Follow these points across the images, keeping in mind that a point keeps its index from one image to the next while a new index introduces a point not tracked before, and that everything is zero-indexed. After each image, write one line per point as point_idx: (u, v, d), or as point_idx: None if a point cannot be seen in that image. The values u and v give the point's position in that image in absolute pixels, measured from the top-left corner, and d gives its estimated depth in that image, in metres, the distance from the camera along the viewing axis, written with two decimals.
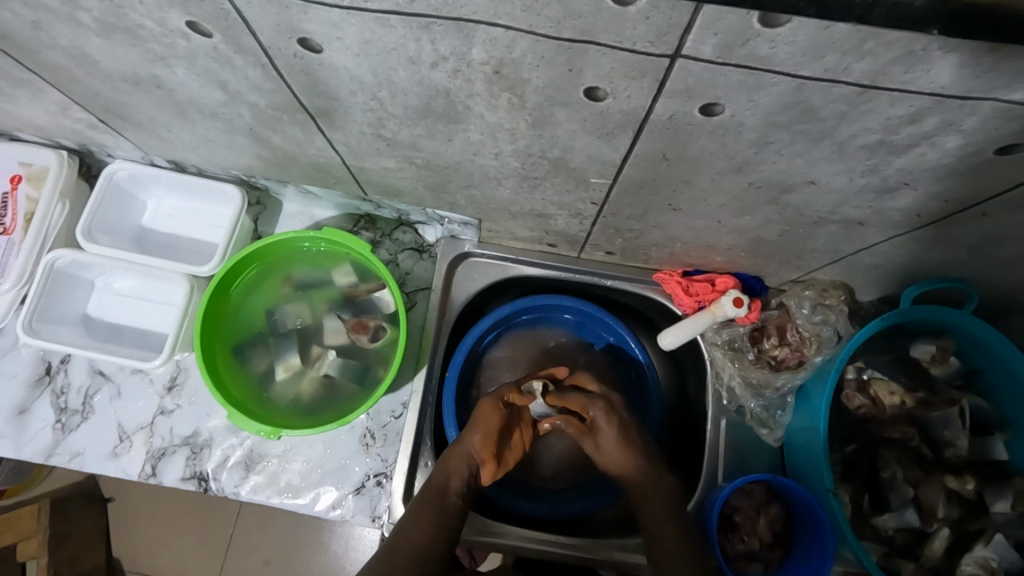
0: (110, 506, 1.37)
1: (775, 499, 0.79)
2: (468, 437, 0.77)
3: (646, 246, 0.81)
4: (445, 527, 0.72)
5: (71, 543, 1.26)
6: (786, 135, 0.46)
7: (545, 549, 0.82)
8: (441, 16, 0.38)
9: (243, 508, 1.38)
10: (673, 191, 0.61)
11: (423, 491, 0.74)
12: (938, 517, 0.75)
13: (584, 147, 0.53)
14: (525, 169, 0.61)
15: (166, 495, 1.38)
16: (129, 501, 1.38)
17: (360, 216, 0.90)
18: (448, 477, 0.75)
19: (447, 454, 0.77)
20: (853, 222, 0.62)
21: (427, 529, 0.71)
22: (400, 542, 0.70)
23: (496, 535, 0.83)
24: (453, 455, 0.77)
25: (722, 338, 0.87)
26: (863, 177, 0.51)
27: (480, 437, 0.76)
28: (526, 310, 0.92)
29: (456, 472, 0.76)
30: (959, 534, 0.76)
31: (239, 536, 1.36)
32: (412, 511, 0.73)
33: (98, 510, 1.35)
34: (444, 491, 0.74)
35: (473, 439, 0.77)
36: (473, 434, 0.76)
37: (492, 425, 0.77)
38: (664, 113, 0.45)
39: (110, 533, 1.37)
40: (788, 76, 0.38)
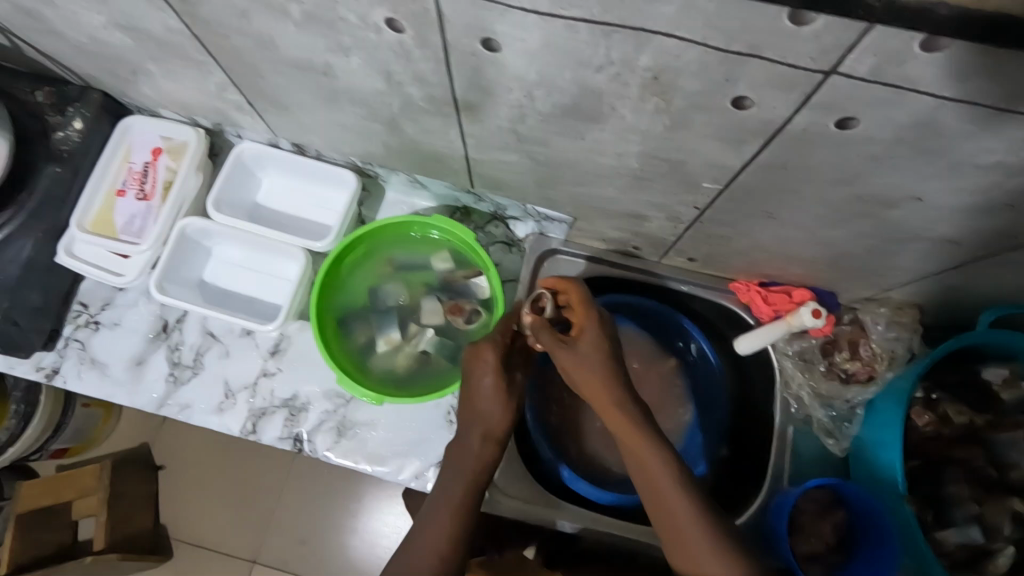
0: (161, 473, 1.43)
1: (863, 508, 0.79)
2: (489, 406, 0.75)
3: (729, 254, 0.86)
4: (472, 512, 0.71)
5: (124, 504, 1.29)
6: (908, 151, 0.51)
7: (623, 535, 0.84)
8: (627, 25, 0.44)
9: (286, 487, 1.43)
10: (777, 201, 0.66)
11: (458, 479, 0.72)
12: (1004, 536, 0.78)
13: (708, 152, 0.59)
14: (640, 170, 0.67)
15: (216, 467, 1.44)
16: (181, 467, 1.44)
17: (457, 208, 0.97)
18: (480, 461, 0.74)
19: (460, 432, 0.76)
20: (945, 241, 0.66)
21: (452, 533, 0.68)
22: (428, 525, 0.69)
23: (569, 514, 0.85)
24: (478, 434, 0.75)
25: (793, 348, 0.91)
26: (968, 197, 0.56)
27: (496, 405, 0.76)
28: (604, 309, 0.98)
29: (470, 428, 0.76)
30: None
31: (280, 513, 1.42)
32: (438, 493, 0.72)
33: (150, 475, 1.41)
34: (477, 476, 0.73)
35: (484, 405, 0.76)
36: (488, 407, 0.75)
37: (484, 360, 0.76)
38: (799, 125, 0.51)
39: (160, 497, 1.42)
40: (930, 95, 0.44)
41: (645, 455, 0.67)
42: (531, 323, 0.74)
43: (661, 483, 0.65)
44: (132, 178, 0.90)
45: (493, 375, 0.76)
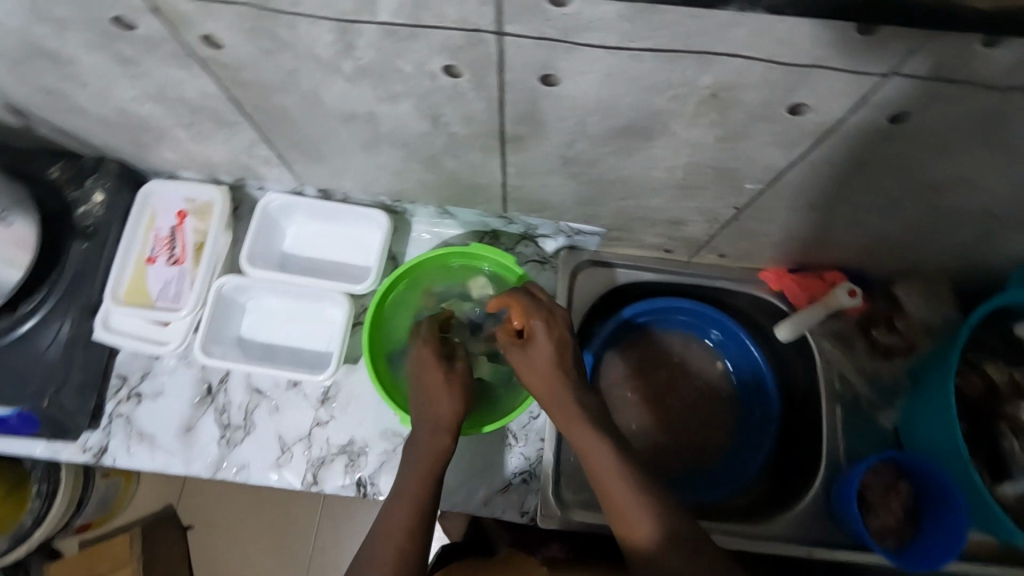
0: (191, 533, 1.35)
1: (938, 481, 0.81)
2: (439, 402, 0.74)
3: (763, 247, 0.88)
4: (427, 503, 0.66)
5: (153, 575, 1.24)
6: (959, 136, 0.53)
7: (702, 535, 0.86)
8: (695, 50, 0.46)
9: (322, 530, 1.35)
10: (820, 194, 0.68)
11: (415, 469, 0.69)
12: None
13: (758, 156, 0.61)
14: (685, 179, 0.68)
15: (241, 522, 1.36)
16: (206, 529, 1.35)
17: (485, 233, 0.98)
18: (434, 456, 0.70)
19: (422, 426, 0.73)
20: (981, 212, 0.69)
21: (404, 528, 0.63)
22: (384, 521, 0.64)
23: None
24: (429, 426, 0.73)
25: (830, 328, 0.94)
26: (1010, 171, 0.59)
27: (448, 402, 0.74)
28: (642, 314, 0.99)
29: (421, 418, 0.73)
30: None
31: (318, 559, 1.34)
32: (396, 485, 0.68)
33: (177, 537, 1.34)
34: (432, 468, 0.69)
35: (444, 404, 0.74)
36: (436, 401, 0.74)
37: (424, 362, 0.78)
38: (855, 123, 0.53)
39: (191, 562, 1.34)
40: (989, 86, 0.46)
41: (584, 433, 0.66)
42: (504, 341, 0.75)
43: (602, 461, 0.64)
44: (160, 244, 0.88)
45: (443, 381, 0.76)
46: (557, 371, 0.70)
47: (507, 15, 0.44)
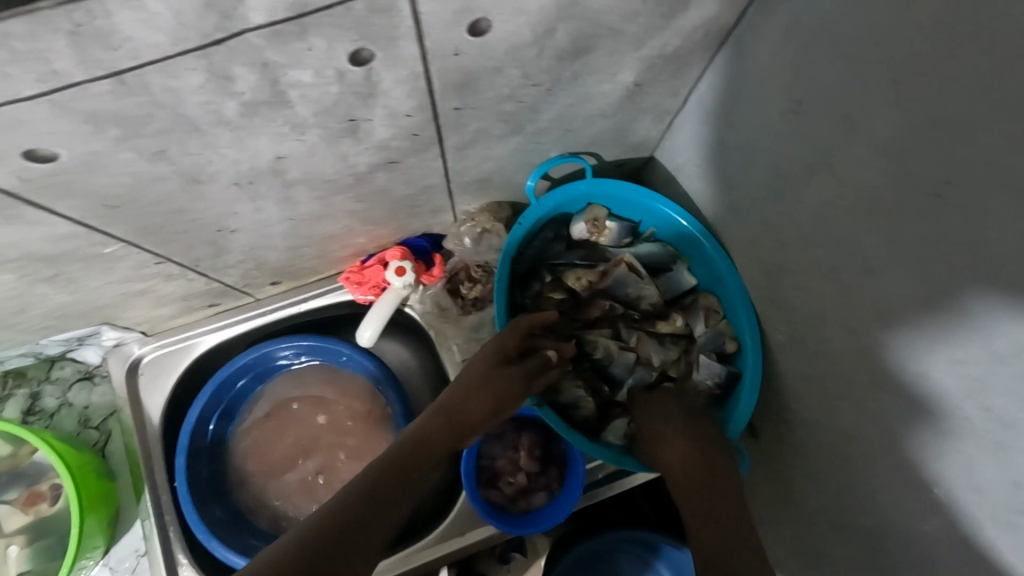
0: None
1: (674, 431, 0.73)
2: (475, 399, 0.67)
3: (289, 263, 0.76)
4: None
5: None
6: (158, 140, 0.42)
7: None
8: None
9: None
10: (198, 222, 0.56)
11: (317, 514, 0.54)
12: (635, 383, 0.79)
13: (24, 237, 0.47)
14: (25, 276, 0.54)
15: None
16: None
17: (4, 376, 0.80)
18: (424, 450, 0.62)
19: (431, 416, 0.65)
20: (389, 163, 0.59)
21: (375, 503, 0.56)
22: (378, 478, 0.58)
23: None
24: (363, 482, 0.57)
25: (429, 302, 0.85)
26: (308, 134, 0.48)
27: (487, 403, 0.67)
28: (238, 377, 0.86)
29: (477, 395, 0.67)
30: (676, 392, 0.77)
31: None
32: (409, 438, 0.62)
33: None
34: (415, 464, 0.60)
35: (481, 400, 0.67)
36: (482, 397, 0.67)
37: (496, 348, 0.71)
38: (10, 181, 0.40)
39: None
40: (24, 102, 0.34)
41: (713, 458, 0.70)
42: (498, 347, 0.71)
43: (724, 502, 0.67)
44: None
45: (508, 382, 0.69)
46: (513, 405, 0.69)
47: None
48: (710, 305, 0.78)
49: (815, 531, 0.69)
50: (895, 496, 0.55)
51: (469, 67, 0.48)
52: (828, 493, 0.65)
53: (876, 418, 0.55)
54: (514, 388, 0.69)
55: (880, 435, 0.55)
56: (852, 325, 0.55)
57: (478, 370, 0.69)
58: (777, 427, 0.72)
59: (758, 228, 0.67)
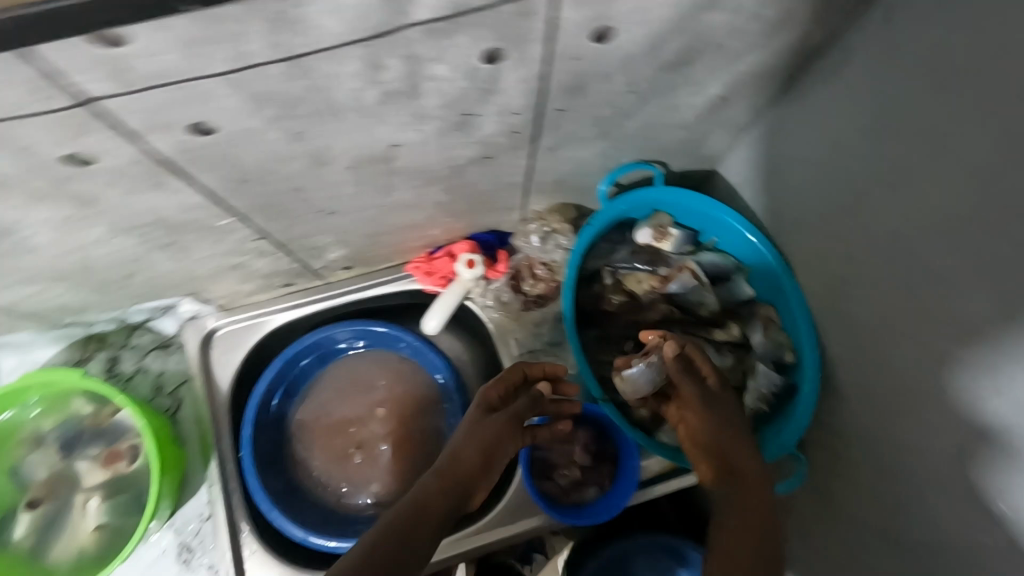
0: None
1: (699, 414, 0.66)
2: (466, 445, 0.63)
3: (365, 249, 0.80)
4: None
5: None
6: (303, 120, 0.45)
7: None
8: None
9: None
10: (305, 202, 0.60)
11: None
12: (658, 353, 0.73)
13: (160, 203, 0.51)
14: (145, 241, 0.58)
15: None
16: None
17: (87, 338, 0.84)
18: (424, 504, 0.58)
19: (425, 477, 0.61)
20: (484, 158, 0.62)
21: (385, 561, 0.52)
22: (379, 538, 0.54)
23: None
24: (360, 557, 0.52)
25: (490, 298, 0.89)
26: (427, 125, 0.52)
27: (479, 446, 0.63)
28: (302, 356, 0.90)
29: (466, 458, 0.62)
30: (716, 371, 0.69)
31: None
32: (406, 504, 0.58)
33: None
34: (417, 519, 0.56)
35: (473, 445, 0.63)
36: (473, 442, 0.63)
37: (483, 401, 0.68)
38: (170, 148, 0.44)
39: None
40: (211, 78, 0.38)
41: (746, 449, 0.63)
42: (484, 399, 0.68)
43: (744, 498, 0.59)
44: None
45: (495, 423, 0.66)
46: (504, 455, 0.65)
47: None
48: (768, 315, 0.80)
49: (860, 545, 0.70)
50: (951, 508, 0.57)
51: (582, 72, 0.51)
52: (877, 505, 0.66)
53: (940, 432, 0.57)
54: (504, 425, 0.66)
55: (940, 449, 0.57)
56: (914, 340, 0.58)
57: (467, 424, 0.66)
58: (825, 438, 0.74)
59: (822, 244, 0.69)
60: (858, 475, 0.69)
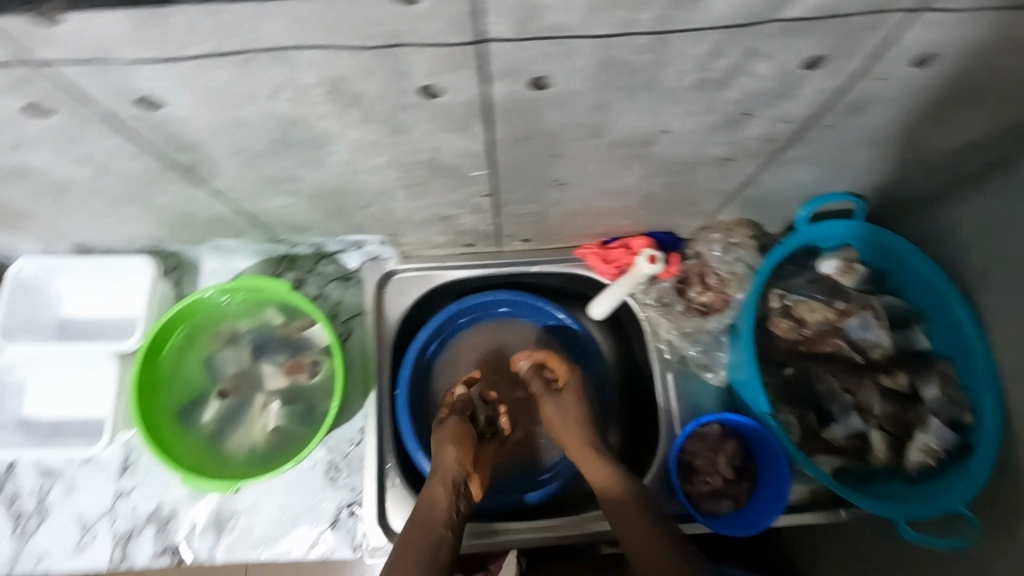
0: None
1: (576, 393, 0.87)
2: (445, 452, 0.77)
3: (554, 225, 0.83)
4: None
5: None
6: (618, 92, 0.49)
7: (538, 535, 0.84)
8: (257, 48, 0.40)
9: None
10: (550, 168, 0.64)
11: None
12: (450, 438, 0.80)
13: (448, 144, 0.56)
14: (405, 176, 0.63)
15: None
16: None
17: (280, 258, 0.91)
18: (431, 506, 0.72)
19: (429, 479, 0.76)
20: (722, 159, 0.64)
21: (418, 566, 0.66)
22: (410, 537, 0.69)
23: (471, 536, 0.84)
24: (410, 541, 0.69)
25: (652, 297, 0.90)
26: (707, 117, 0.54)
27: (452, 451, 0.78)
28: (462, 314, 0.93)
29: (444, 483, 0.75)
30: (458, 447, 0.78)
31: None
32: (430, 498, 0.73)
33: None
34: (429, 519, 0.71)
35: (448, 453, 0.78)
36: (446, 449, 0.78)
37: (455, 436, 0.80)
38: (501, 96, 0.48)
39: None
40: (588, 38, 0.41)
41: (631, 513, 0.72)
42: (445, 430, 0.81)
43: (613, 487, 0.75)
44: None
45: (449, 433, 0.80)
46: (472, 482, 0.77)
47: (20, 43, 0.39)
48: (945, 371, 0.78)
49: None
50: None
51: (872, 92, 0.53)
52: None
53: None
54: (459, 431, 0.80)
55: None
56: None
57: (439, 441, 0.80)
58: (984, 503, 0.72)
59: None
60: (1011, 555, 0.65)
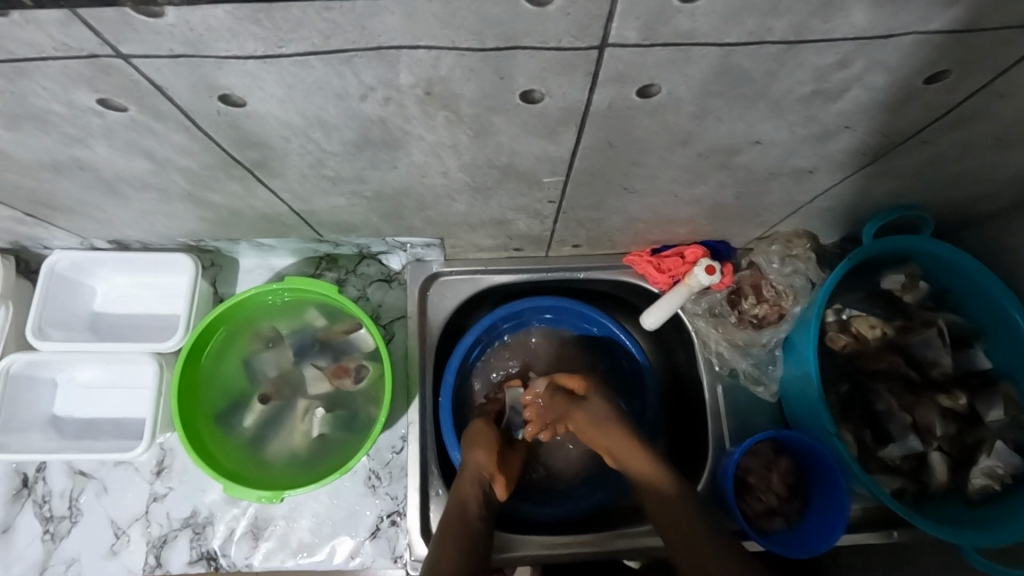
0: None
1: (598, 399, 0.82)
2: (472, 454, 0.78)
3: (609, 232, 0.81)
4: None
5: None
6: (724, 101, 0.46)
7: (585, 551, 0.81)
8: (360, 47, 0.37)
9: None
10: (627, 176, 0.61)
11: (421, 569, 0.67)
12: (477, 433, 0.80)
13: (530, 149, 0.53)
14: (476, 179, 0.60)
15: None
16: None
17: (320, 257, 0.88)
18: (463, 501, 0.74)
19: (457, 479, 0.77)
20: (803, 171, 0.62)
21: (457, 555, 0.68)
22: (445, 529, 0.71)
23: (515, 548, 0.82)
24: (443, 541, 0.70)
25: (702, 306, 0.88)
26: (805, 128, 0.52)
27: (483, 452, 0.78)
28: (505, 319, 0.91)
29: (471, 493, 0.75)
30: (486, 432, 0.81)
31: None
32: (457, 500, 0.74)
33: None
34: (463, 514, 0.73)
35: (477, 454, 0.78)
36: (474, 451, 0.78)
37: (483, 437, 0.80)
38: (601, 103, 0.45)
39: None
40: (713, 46, 0.39)
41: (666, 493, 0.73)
42: (475, 430, 0.81)
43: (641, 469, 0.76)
44: None
45: (480, 436, 0.80)
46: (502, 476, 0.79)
47: (113, 36, 0.36)
48: (1009, 393, 0.77)
49: None
50: None
51: (983, 108, 0.50)
52: None
53: None
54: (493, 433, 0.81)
55: None
56: None
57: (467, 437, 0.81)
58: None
59: None
60: None
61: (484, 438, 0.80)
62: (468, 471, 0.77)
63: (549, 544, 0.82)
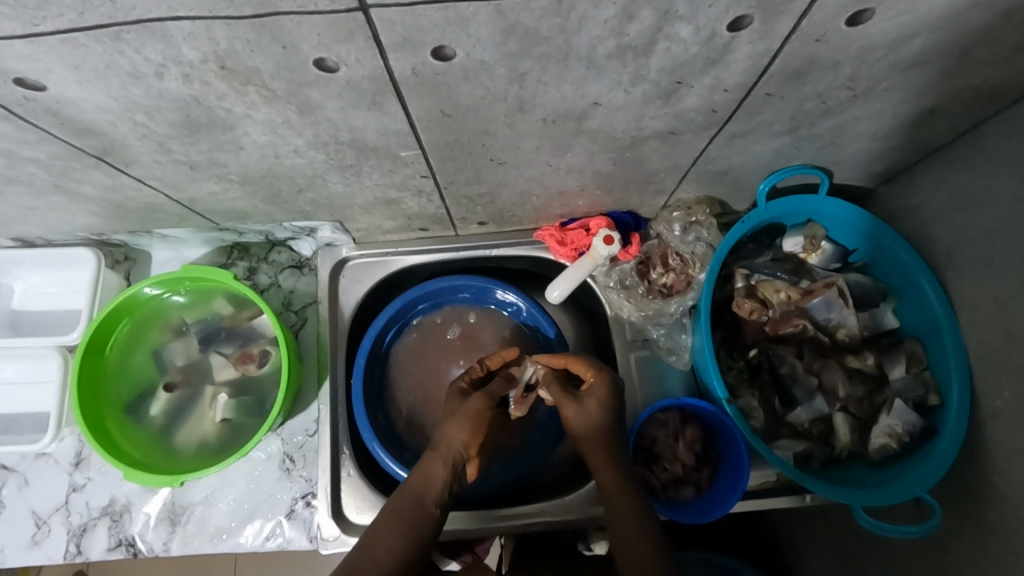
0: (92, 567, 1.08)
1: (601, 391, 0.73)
2: (454, 431, 0.73)
3: (509, 208, 0.80)
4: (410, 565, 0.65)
5: None
6: (532, 62, 0.46)
7: (505, 524, 0.82)
8: (121, 22, 0.38)
9: (240, 557, 1.09)
10: (487, 147, 0.60)
11: (361, 542, 0.66)
12: (472, 411, 0.75)
13: (366, 123, 0.53)
14: (333, 159, 0.60)
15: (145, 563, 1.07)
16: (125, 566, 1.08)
17: (231, 247, 0.89)
18: (428, 480, 0.70)
19: (427, 452, 0.73)
20: (666, 133, 0.61)
21: (402, 534, 0.66)
22: (398, 510, 0.68)
23: (506, 513, 0.83)
24: (400, 511, 0.68)
25: (613, 279, 0.86)
26: (636, 87, 0.51)
27: (466, 430, 0.73)
28: (420, 300, 0.91)
29: (442, 474, 0.71)
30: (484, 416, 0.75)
31: None
32: (422, 475, 0.70)
33: None
34: (420, 494, 0.69)
35: (457, 429, 0.73)
36: (459, 430, 0.73)
37: (476, 416, 0.74)
38: (405, 69, 0.45)
39: None
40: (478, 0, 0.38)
41: (626, 506, 0.69)
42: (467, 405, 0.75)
43: (606, 477, 0.71)
44: None
45: (472, 411, 0.75)
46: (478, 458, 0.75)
47: None
48: (914, 351, 0.75)
49: None
50: None
51: (817, 56, 0.49)
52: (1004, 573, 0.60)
53: None
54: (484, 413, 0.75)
55: None
56: None
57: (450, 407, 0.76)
58: (954, 487, 0.68)
59: (999, 289, 0.64)
60: (976, 543, 0.64)
61: (477, 418, 0.75)
62: (443, 447, 0.72)
63: (538, 512, 0.83)
